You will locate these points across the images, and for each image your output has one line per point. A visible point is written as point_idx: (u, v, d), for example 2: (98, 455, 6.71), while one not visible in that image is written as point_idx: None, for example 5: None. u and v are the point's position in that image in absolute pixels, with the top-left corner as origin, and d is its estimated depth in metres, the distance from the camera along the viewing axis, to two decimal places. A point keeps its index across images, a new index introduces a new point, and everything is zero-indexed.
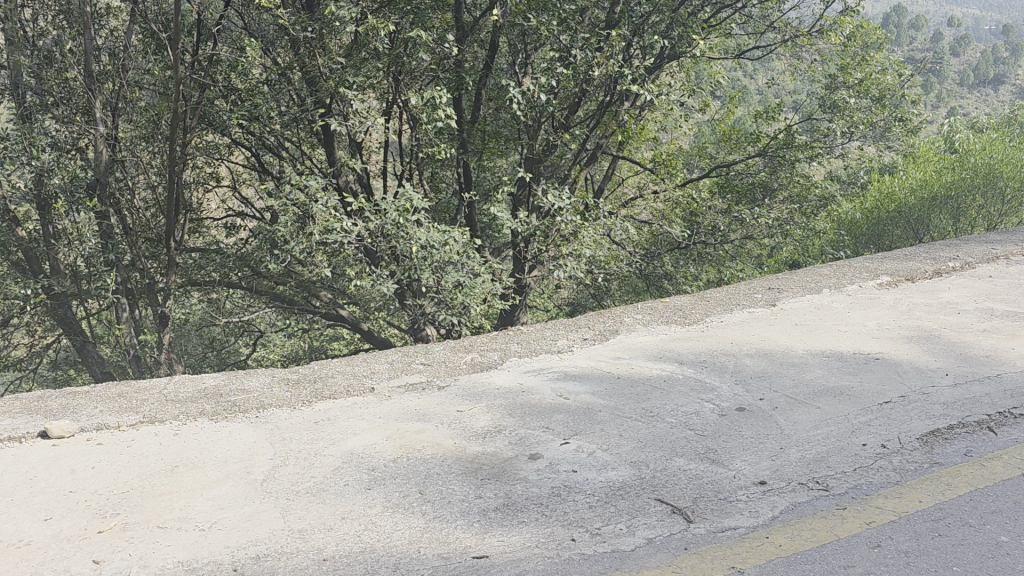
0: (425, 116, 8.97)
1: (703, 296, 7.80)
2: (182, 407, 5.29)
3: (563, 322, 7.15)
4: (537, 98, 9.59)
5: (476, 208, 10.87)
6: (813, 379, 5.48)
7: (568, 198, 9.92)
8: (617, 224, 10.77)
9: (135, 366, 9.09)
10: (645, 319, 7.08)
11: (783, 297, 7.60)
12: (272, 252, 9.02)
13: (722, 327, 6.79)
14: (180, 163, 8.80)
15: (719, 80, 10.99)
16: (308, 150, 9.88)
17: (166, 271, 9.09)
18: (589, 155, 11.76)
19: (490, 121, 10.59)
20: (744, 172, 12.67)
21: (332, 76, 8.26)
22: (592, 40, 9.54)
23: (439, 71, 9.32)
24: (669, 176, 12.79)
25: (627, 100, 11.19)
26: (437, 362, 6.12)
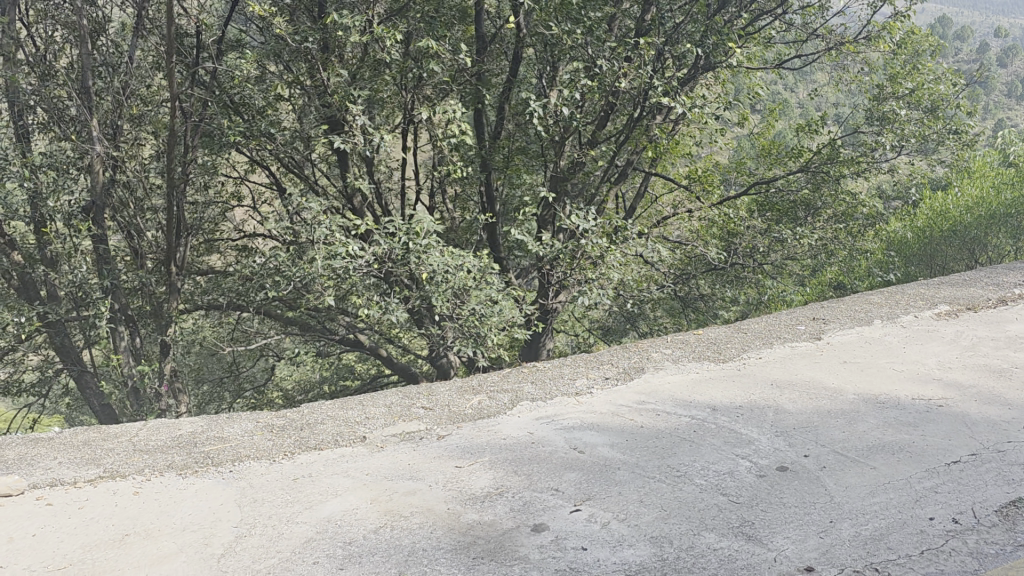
0: (439, 132, 8.39)
1: (741, 327, 7.09)
2: (149, 460, 4.73)
3: (585, 357, 6.50)
4: (560, 112, 8.96)
5: (498, 229, 10.28)
6: (866, 433, 4.75)
7: (594, 219, 9.26)
8: (649, 245, 10.09)
9: (135, 398, 8.59)
10: (674, 355, 6.39)
11: (829, 330, 6.85)
12: (278, 277, 8.49)
13: (761, 366, 6.08)
14: (181, 184, 8.32)
15: (757, 92, 10.25)
16: (319, 169, 9.37)
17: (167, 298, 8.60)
18: (619, 172, 11.11)
19: (512, 137, 10.00)
20: (786, 188, 12.04)
21: (338, 91, 7.71)
22: (619, 50, 8.90)
23: (455, 85, 8.75)
24: (704, 194, 12.30)
25: (659, 114, 10.52)
26: (440, 405, 5.50)
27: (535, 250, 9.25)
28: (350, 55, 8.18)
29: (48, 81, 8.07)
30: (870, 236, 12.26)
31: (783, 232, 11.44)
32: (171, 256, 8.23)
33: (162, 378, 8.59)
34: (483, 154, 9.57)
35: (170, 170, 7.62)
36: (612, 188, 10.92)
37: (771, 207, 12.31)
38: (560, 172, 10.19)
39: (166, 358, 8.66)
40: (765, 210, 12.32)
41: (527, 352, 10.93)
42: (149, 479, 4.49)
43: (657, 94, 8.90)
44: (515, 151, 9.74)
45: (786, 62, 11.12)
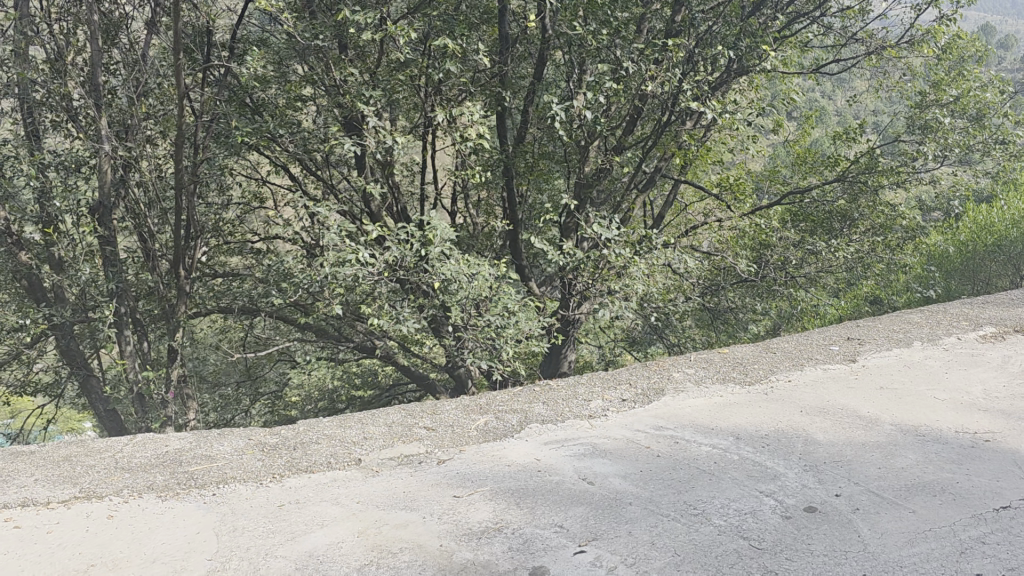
0: (457, 136, 8.06)
1: (770, 346, 6.68)
2: (128, 480, 4.44)
3: (602, 376, 6.13)
4: (583, 115, 8.60)
5: (519, 236, 9.94)
6: (904, 470, 4.33)
7: (618, 228, 8.88)
8: (676, 256, 9.67)
9: (140, 405, 8.35)
10: (697, 375, 6.00)
11: (865, 351, 6.41)
12: (288, 283, 8.22)
13: (791, 390, 5.67)
14: (191, 185, 8.08)
15: (793, 97, 9.78)
16: (335, 172, 9.09)
17: (175, 302, 8.36)
18: (646, 179, 10.73)
19: (535, 141, 9.66)
20: (822, 199, 11.61)
21: (350, 90, 7.41)
22: (647, 51, 8.50)
23: (474, 86, 8.41)
24: (736, 202, 11.97)
25: (688, 120, 10.12)
26: (444, 426, 5.16)
27: (556, 260, 8.88)
28: (365, 54, 7.89)
29: (58, 78, 7.88)
30: (909, 249, 11.74)
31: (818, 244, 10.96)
32: (179, 260, 7.99)
33: (167, 385, 8.36)
34: (503, 159, 9.23)
35: (178, 170, 7.38)
36: (640, 196, 10.53)
37: (805, 218, 11.84)
38: (585, 178, 9.82)
39: (173, 364, 8.44)
40: (799, 221, 11.88)
41: (547, 364, 10.58)
42: (126, 502, 4.21)
43: (686, 98, 8.49)
44: (537, 156, 9.40)
45: (824, 66, 10.66)
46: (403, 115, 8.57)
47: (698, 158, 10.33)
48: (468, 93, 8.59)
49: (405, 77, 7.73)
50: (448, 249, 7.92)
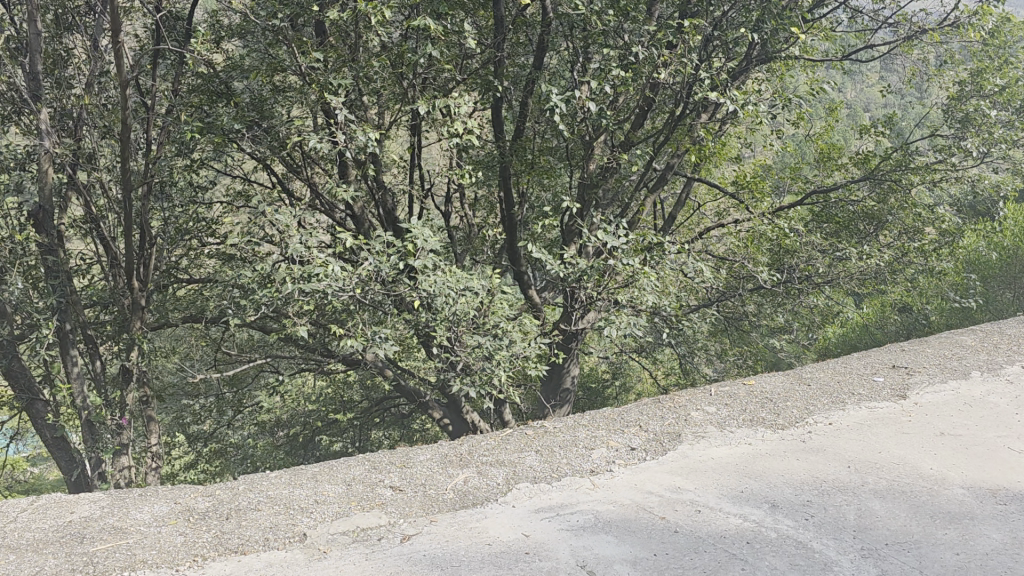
0: (444, 130, 7.13)
1: (803, 377, 5.76)
2: (10, 564, 3.52)
3: (607, 417, 5.23)
4: (587, 107, 7.63)
5: (516, 242, 9.03)
6: (991, 557, 3.37)
7: (625, 234, 7.94)
8: (690, 264, 8.73)
9: (88, 433, 7.39)
10: (720, 416, 5.09)
11: (915, 383, 5.47)
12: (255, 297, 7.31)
13: (833, 437, 4.74)
14: (144, 186, 7.16)
15: (821, 87, 8.82)
16: (310, 172, 8.19)
17: (130, 317, 7.45)
18: (658, 177, 9.80)
19: (534, 137, 8.73)
20: (848, 198, 10.67)
21: (317, 79, 6.46)
22: (658, 35, 7.54)
23: (464, 75, 7.46)
24: (752, 200, 10.93)
25: (704, 112, 9.17)
26: (414, 487, 4.25)
27: (556, 271, 7.96)
28: (338, 39, 6.95)
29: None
30: (944, 254, 10.81)
31: (846, 250, 10.02)
32: (131, 271, 7.09)
33: (123, 409, 7.51)
34: (497, 157, 8.30)
35: (125, 171, 6.46)
36: (651, 197, 9.60)
37: (830, 220, 10.90)
38: (589, 177, 8.88)
39: (129, 385, 7.61)
40: (824, 223, 10.96)
41: (552, 397, 9.71)
42: None
43: (704, 87, 7.52)
44: (536, 153, 8.48)
45: (854, 53, 9.68)
46: (384, 107, 7.64)
47: (715, 154, 9.39)
48: (457, 83, 7.64)
49: (382, 64, 6.80)
50: (433, 260, 7.00)
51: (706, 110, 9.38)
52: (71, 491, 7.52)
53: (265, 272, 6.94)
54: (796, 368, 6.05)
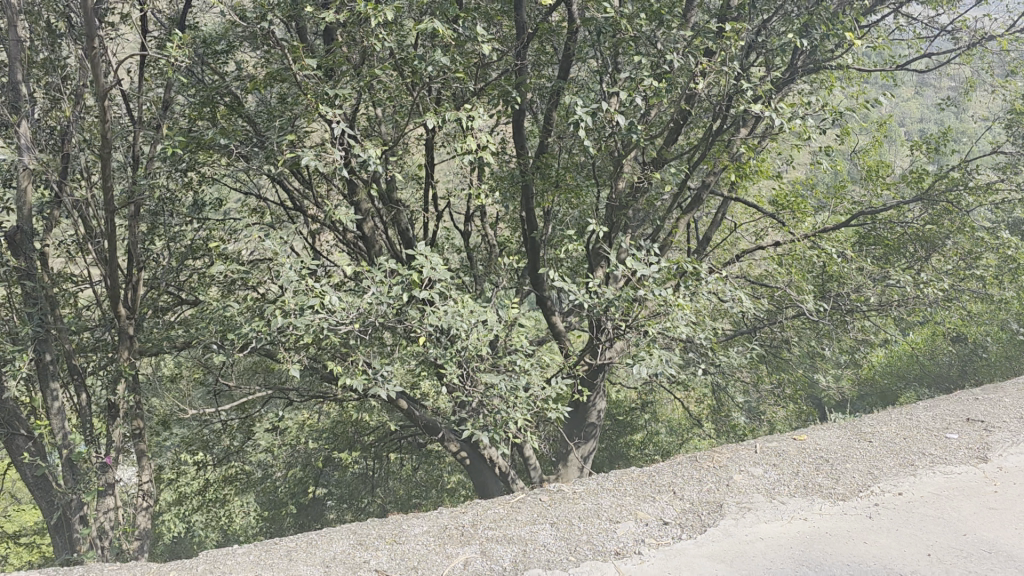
0: (456, 146, 6.47)
1: (863, 432, 5.02)
2: None
3: (635, 480, 4.53)
4: (616, 121, 6.95)
5: (538, 267, 8.35)
6: None
7: (657, 260, 7.21)
8: (728, 292, 7.98)
9: (69, 474, 6.77)
10: (768, 482, 4.37)
11: (997, 444, 4.71)
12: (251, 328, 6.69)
13: (905, 513, 3.99)
14: (132, 206, 6.57)
15: (873, 99, 8.07)
16: (316, 191, 7.59)
17: (116, 347, 6.85)
18: (692, 196, 9.08)
19: (558, 154, 8.06)
20: (899, 219, 9.88)
21: (316, 89, 5.84)
22: (695, 41, 6.82)
23: (480, 86, 6.80)
24: (793, 219, 10.16)
25: (743, 127, 8.44)
26: (403, 572, 3.57)
27: (580, 302, 7.27)
28: (342, 46, 6.33)
29: None
30: (1007, 280, 9.94)
31: (898, 277, 9.21)
32: (115, 298, 6.50)
33: (107, 448, 6.93)
34: (516, 176, 7.64)
35: (104, 192, 5.88)
36: (685, 219, 8.88)
37: (878, 243, 10.13)
38: (617, 197, 8.19)
39: (115, 421, 7.03)
40: (870, 246, 10.26)
41: (576, 435, 9.03)
42: None
43: (745, 99, 6.80)
44: (560, 171, 7.82)
45: (908, 63, 8.90)
46: (393, 121, 7.01)
47: (755, 172, 8.66)
48: (473, 95, 6.99)
49: (388, 72, 6.15)
50: (444, 290, 6.34)
51: (746, 123, 8.66)
52: (53, 534, 6.98)
53: (261, 301, 6.32)
54: (854, 421, 5.34)
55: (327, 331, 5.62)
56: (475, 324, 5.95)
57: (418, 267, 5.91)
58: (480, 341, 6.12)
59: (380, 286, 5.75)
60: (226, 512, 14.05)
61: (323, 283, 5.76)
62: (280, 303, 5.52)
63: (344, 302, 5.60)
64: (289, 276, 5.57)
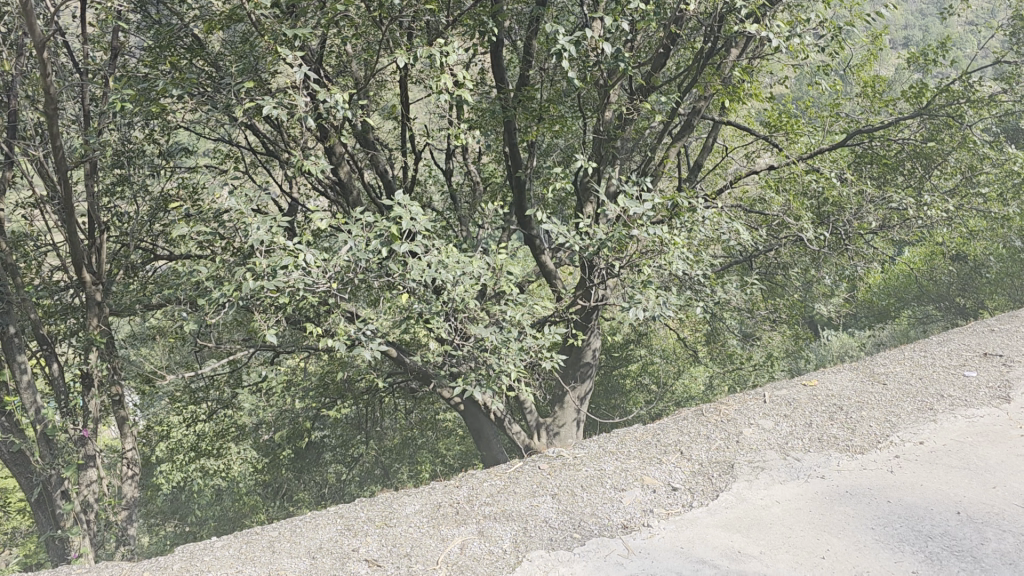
0: (432, 84, 6.02)
1: (877, 375, 4.77)
2: None
3: (640, 443, 4.33)
4: (602, 48, 6.49)
5: (526, 207, 7.97)
6: None
7: (650, 194, 6.84)
8: (725, 224, 7.63)
9: (45, 448, 6.35)
10: (780, 436, 4.16)
11: (1018, 380, 4.46)
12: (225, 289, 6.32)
13: (928, 465, 3.72)
14: (88, 164, 6.10)
15: (872, 11, 7.61)
16: (286, 138, 7.14)
17: (84, 316, 6.45)
18: (683, 123, 8.67)
19: (541, 85, 7.60)
20: (897, 136, 9.51)
21: (275, 28, 5.37)
22: None
23: (455, 16, 6.31)
24: (787, 142, 9.77)
25: (735, 48, 7.98)
26: (395, 562, 3.31)
27: (571, 243, 6.91)
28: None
29: None
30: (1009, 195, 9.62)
31: (900, 200, 8.85)
32: (77, 264, 6.11)
33: (84, 421, 6.63)
34: (497, 111, 7.18)
35: (52, 152, 5.43)
36: (676, 148, 8.47)
37: (875, 161, 9.76)
38: (605, 129, 7.75)
39: (89, 391, 6.72)
40: (867, 164, 9.88)
41: (572, 376, 8.89)
42: None
43: (741, 18, 6.34)
44: (544, 104, 7.37)
45: None
46: (362, 59, 6.52)
47: (749, 95, 8.23)
48: (448, 26, 6.50)
49: (353, 6, 5.65)
50: (426, 240, 5.96)
51: (737, 44, 8.20)
52: (35, 511, 6.67)
53: (233, 261, 5.94)
54: (866, 361, 5.10)
55: (304, 292, 5.26)
56: (462, 277, 5.59)
57: (398, 218, 5.53)
58: (467, 293, 5.77)
59: (357, 241, 5.36)
60: (220, 464, 13.87)
61: (297, 241, 5.38)
62: (251, 265, 5.15)
63: (320, 261, 5.22)
64: (258, 236, 5.18)
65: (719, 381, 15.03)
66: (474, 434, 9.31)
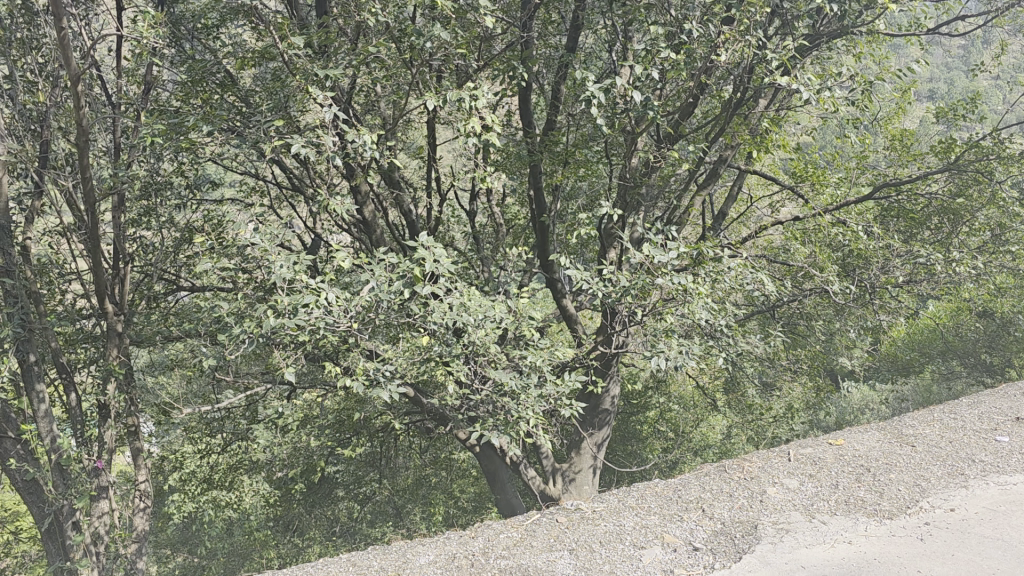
0: (460, 127, 6.02)
1: (906, 437, 4.71)
2: None
3: (661, 499, 4.32)
4: (630, 96, 6.48)
5: (550, 251, 7.94)
6: None
7: (675, 242, 6.77)
8: (749, 275, 7.55)
9: (59, 478, 6.24)
10: (805, 497, 4.08)
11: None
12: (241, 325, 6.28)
13: (961, 534, 3.57)
14: (118, 196, 6.12)
15: (903, 66, 7.61)
16: (311, 175, 7.16)
17: (105, 345, 6.43)
18: (709, 171, 8.66)
19: (569, 130, 7.60)
20: (924, 190, 9.60)
21: (307, 68, 5.39)
22: (715, 9, 6.31)
23: (485, 60, 6.33)
24: (813, 192, 9.73)
25: (763, 98, 7.99)
26: None
27: (593, 290, 6.85)
28: (335, 20, 5.87)
29: None
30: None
31: (929, 255, 8.74)
32: (100, 294, 6.12)
33: (99, 451, 6.59)
34: (524, 155, 7.19)
35: (81, 183, 5.45)
36: (701, 197, 8.43)
37: (902, 215, 9.99)
38: (631, 175, 7.73)
39: (106, 422, 6.69)
40: (894, 218, 10.15)
41: (590, 423, 8.78)
42: None
43: (772, 70, 6.31)
44: (571, 149, 7.36)
45: (939, 26, 8.43)
46: (391, 100, 6.56)
47: (776, 146, 8.20)
48: (478, 70, 6.52)
49: (385, 49, 5.69)
50: (449, 282, 5.92)
51: (766, 94, 8.20)
52: (45, 541, 6.60)
53: (255, 296, 5.91)
54: (894, 424, 5.01)
55: (324, 330, 5.21)
56: (483, 321, 5.53)
57: (421, 259, 5.49)
58: (488, 338, 5.70)
59: (380, 281, 5.33)
60: (231, 497, 13.78)
61: (319, 279, 5.35)
62: (272, 302, 5.12)
63: (341, 300, 5.19)
64: (281, 273, 5.16)
65: (737, 430, 14.81)
66: (489, 477, 9.21)
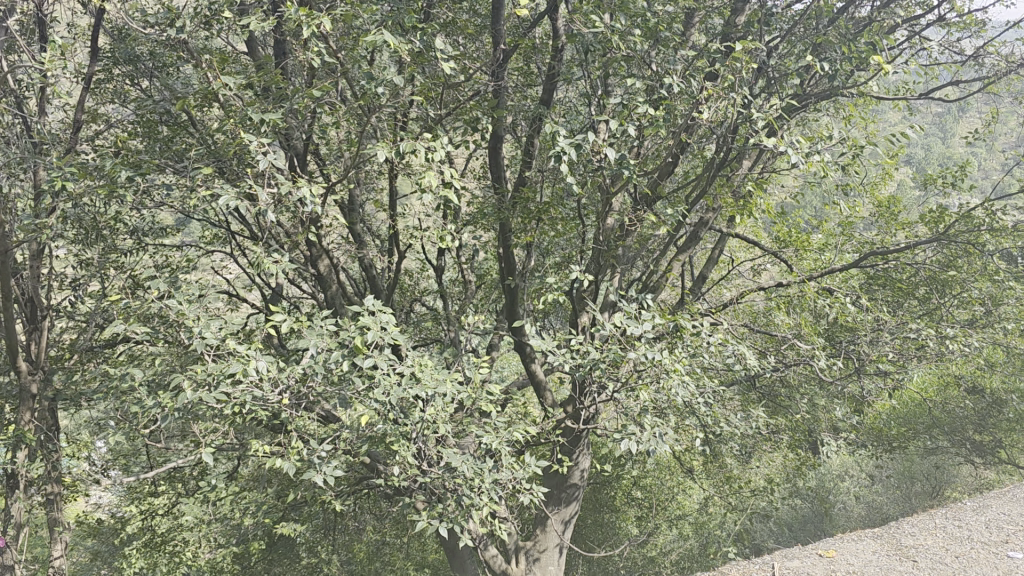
0: (418, 182, 5.50)
1: None
2: None
3: None
4: (605, 153, 6.00)
5: (516, 316, 7.40)
6: None
7: (649, 312, 6.26)
8: (729, 347, 7.02)
9: None
10: None
11: None
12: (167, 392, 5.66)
13: None
14: (37, 245, 5.53)
15: (895, 131, 7.23)
16: (258, 226, 6.61)
17: (17, 408, 5.79)
18: (690, 234, 8.18)
19: (540, 187, 7.11)
20: (912, 260, 9.15)
21: (246, 113, 4.86)
22: (697, 63, 5.88)
23: (449, 110, 5.84)
24: (797, 258, 9.29)
25: (748, 160, 7.56)
26: None
27: (560, 360, 6.30)
28: (285, 63, 5.38)
29: None
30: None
31: (918, 330, 8.27)
32: (11, 352, 5.49)
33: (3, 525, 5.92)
34: (490, 213, 6.68)
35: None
36: (680, 261, 7.95)
37: (890, 285, 9.60)
38: (605, 237, 7.23)
39: (13, 492, 6.05)
40: (881, 287, 9.83)
41: (557, 500, 8.14)
42: None
43: (758, 132, 5.87)
44: (541, 208, 6.87)
45: (931, 91, 8.10)
46: (347, 150, 6.05)
47: (760, 210, 7.76)
48: (442, 120, 6.02)
49: (337, 95, 5.19)
50: (399, 352, 5.34)
51: (751, 155, 7.78)
52: None
53: (183, 361, 5.31)
54: (881, 550, 8.66)
55: (250, 404, 4.62)
56: (435, 398, 4.95)
57: (365, 326, 4.93)
58: (439, 415, 5.12)
59: (316, 351, 4.75)
60: None
61: (249, 347, 4.76)
62: (191, 371, 4.52)
63: (271, 372, 4.60)
64: (205, 339, 4.59)
65: (715, 503, 14.14)
66: (447, 555, 8.52)
